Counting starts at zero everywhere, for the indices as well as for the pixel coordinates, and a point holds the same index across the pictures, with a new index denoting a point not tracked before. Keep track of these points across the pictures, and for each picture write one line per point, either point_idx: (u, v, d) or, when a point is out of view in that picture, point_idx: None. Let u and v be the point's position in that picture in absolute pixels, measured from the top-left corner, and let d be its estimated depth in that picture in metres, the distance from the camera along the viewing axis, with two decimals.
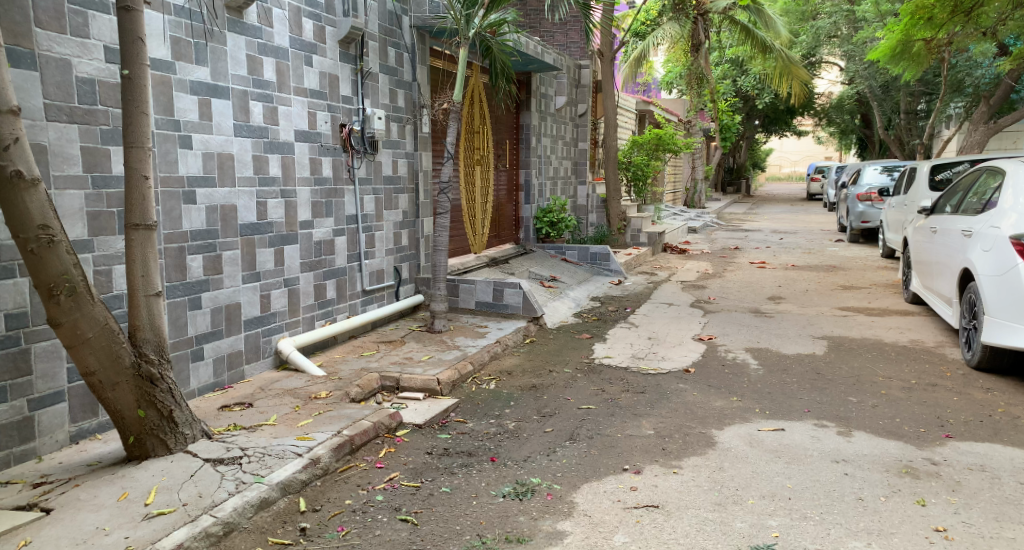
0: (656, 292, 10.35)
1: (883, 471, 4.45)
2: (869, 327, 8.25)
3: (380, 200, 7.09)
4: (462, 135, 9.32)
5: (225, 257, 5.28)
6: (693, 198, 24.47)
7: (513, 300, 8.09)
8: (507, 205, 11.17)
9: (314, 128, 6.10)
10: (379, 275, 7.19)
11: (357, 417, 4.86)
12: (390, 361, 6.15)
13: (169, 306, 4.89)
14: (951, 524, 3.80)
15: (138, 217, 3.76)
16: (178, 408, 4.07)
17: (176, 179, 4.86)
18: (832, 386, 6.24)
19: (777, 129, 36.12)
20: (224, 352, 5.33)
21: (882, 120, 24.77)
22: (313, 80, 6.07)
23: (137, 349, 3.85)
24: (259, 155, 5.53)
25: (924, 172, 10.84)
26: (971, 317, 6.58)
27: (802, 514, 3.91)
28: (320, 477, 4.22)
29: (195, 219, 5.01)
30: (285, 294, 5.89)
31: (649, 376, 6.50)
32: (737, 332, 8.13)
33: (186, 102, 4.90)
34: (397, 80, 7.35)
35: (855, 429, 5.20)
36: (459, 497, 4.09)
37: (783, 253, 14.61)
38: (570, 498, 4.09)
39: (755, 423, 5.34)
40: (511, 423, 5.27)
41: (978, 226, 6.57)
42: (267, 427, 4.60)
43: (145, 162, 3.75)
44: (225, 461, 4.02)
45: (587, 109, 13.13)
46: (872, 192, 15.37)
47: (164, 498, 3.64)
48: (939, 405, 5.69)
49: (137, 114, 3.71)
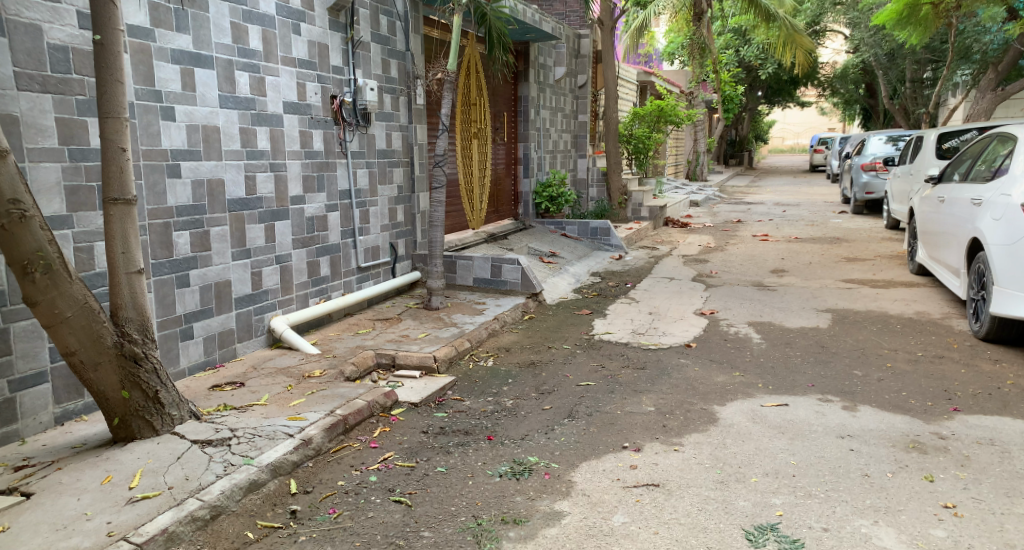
0: (657, 267, 10.21)
1: (889, 446, 4.34)
2: (875, 300, 8.12)
3: (373, 174, 6.93)
4: (457, 107, 9.13)
5: (213, 233, 5.13)
6: (695, 171, 24.29)
7: (511, 276, 7.96)
8: (506, 179, 10.97)
9: (304, 100, 5.93)
10: (374, 252, 7.06)
11: (351, 396, 4.73)
12: (386, 339, 6.03)
13: (156, 285, 4.76)
14: (960, 500, 3.68)
15: (116, 191, 3.61)
16: (164, 389, 3.96)
17: (159, 152, 4.70)
18: (836, 360, 6.13)
19: (781, 100, 35.75)
20: (215, 331, 5.21)
21: (886, 89, 24.46)
22: (301, 50, 5.88)
23: (120, 329, 3.73)
24: (247, 128, 5.37)
25: (930, 140, 10.65)
26: (979, 288, 6.47)
27: (807, 491, 3.80)
28: (313, 458, 4.09)
29: (180, 194, 4.86)
30: (277, 272, 5.76)
31: (650, 351, 6.39)
32: (739, 306, 8.01)
33: (168, 71, 4.73)
34: (390, 50, 7.15)
35: (860, 404, 5.09)
36: (454, 477, 3.98)
37: (786, 226, 14.44)
38: (568, 477, 3.98)
39: (758, 399, 5.24)
40: (509, 400, 5.17)
41: (988, 194, 6.42)
42: (258, 407, 4.48)
43: (122, 134, 3.60)
44: (213, 443, 3.91)
45: (587, 80, 12.90)
46: (876, 162, 15.01)
47: (149, 481, 3.53)
48: (946, 378, 5.57)
49: (113, 82, 3.54)
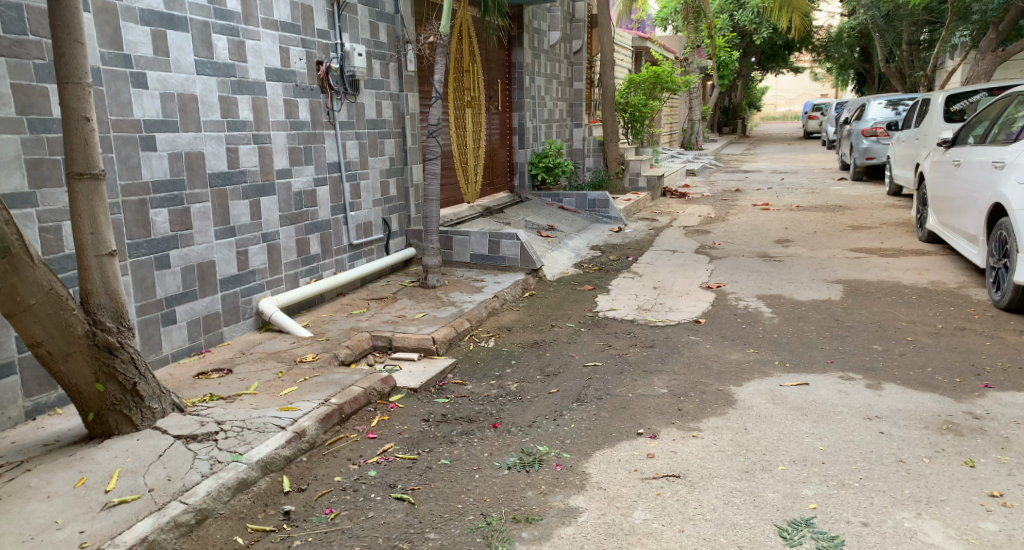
0: (658, 239, 9.89)
1: (922, 428, 4.13)
2: (885, 269, 7.85)
3: (364, 145, 6.57)
4: (450, 74, 8.73)
5: (194, 210, 4.78)
6: (690, 139, 23.92)
7: (510, 252, 7.65)
8: (501, 149, 10.58)
9: (287, 66, 5.56)
10: (366, 228, 6.71)
11: (346, 383, 4.38)
12: (382, 320, 5.72)
13: (133, 267, 4.40)
14: (1007, 488, 3.49)
15: (82, 164, 3.22)
16: (143, 380, 3.60)
17: (131, 123, 4.33)
18: (854, 333, 5.86)
19: (774, 65, 35.34)
20: (199, 315, 4.87)
21: (883, 53, 24.04)
22: (284, 12, 5.49)
23: (91, 317, 3.36)
24: (227, 97, 5.00)
25: (938, 103, 10.36)
26: (1000, 256, 6.23)
27: (840, 481, 3.58)
28: (307, 452, 3.75)
29: (156, 168, 4.51)
30: (264, 251, 5.42)
31: (658, 328, 6.09)
32: (746, 278, 7.71)
33: (138, 33, 4.34)
34: (378, 12, 6.76)
35: (885, 382, 4.85)
36: (459, 470, 3.68)
37: (786, 194, 14.12)
38: (582, 469, 3.70)
39: (776, 377, 4.96)
40: (513, 384, 4.88)
41: (1011, 155, 6.14)
42: (246, 395, 4.11)
43: (85, 102, 3.22)
44: (198, 438, 3.56)
45: (582, 45, 12.48)
46: (878, 127, 14.62)
47: (128, 483, 3.20)
48: (972, 351, 5.36)
49: (71, 42, 3.15)
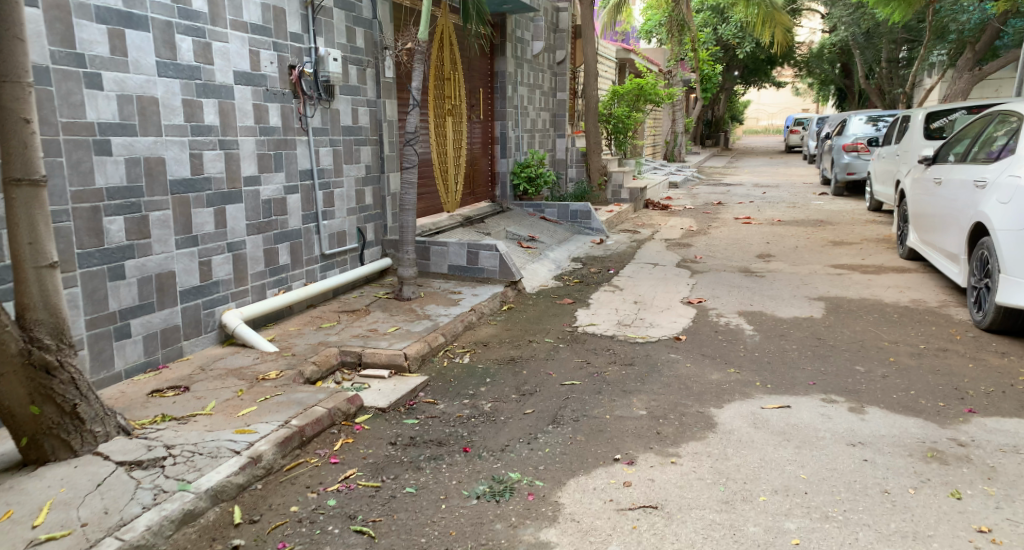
0: (639, 252, 9.76)
1: (906, 456, 3.99)
2: (867, 286, 7.75)
3: (338, 152, 6.37)
4: (430, 82, 8.57)
5: (152, 218, 4.55)
6: (673, 152, 23.93)
7: (489, 263, 7.47)
8: (482, 159, 10.41)
9: (257, 70, 5.35)
10: (339, 238, 6.50)
11: (309, 403, 4.16)
12: (352, 335, 5.50)
13: (84, 278, 4.17)
14: (995, 522, 3.35)
15: (19, 170, 3.00)
16: (84, 402, 3.36)
17: (83, 125, 4.10)
18: (836, 353, 5.72)
19: (756, 80, 35.53)
20: (156, 328, 4.63)
21: (863, 69, 24.27)
22: (254, 14, 5.29)
23: (28, 334, 3.13)
24: (191, 100, 4.78)
25: (918, 120, 10.32)
26: (982, 276, 6.13)
27: (823, 513, 3.42)
28: (263, 479, 3.53)
29: (111, 173, 4.28)
30: (229, 261, 5.19)
31: (638, 345, 5.92)
32: (727, 294, 7.57)
33: (93, 32, 4.12)
34: (355, 17, 6.57)
35: (868, 405, 4.70)
36: (425, 500, 3.47)
37: (768, 208, 14.05)
38: (554, 498, 3.51)
39: (757, 400, 4.80)
40: (487, 404, 4.68)
41: (992, 175, 6.07)
42: (201, 417, 3.88)
43: (25, 102, 3.00)
44: (143, 464, 3.33)
45: (565, 56, 12.37)
46: (858, 142, 14.63)
47: (59, 517, 2.97)
48: (955, 374, 5.23)
49: (11, 39, 2.94)
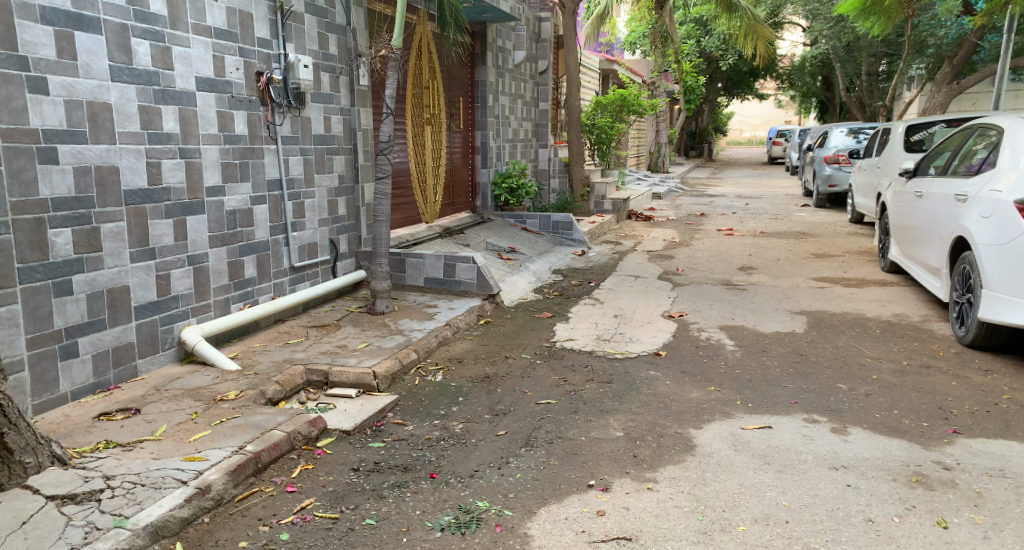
0: (621, 264, 9.58)
1: (891, 481, 3.83)
2: (849, 299, 7.63)
3: (309, 161, 6.17)
4: (408, 90, 8.40)
5: (104, 230, 4.33)
6: (658, 162, 23.84)
7: (467, 276, 7.27)
8: (462, 169, 10.22)
9: (221, 76, 5.15)
10: (310, 250, 6.28)
11: (268, 426, 3.94)
12: (319, 351, 5.28)
13: (25, 294, 3.94)
14: None
15: None
16: (14, 431, 3.14)
17: (26, 132, 3.89)
18: (818, 371, 5.56)
19: (740, 91, 35.61)
20: (108, 346, 4.40)
21: (843, 82, 24.45)
22: (218, 18, 5.09)
23: None
24: (148, 107, 4.57)
25: (899, 132, 10.23)
26: (964, 291, 6.01)
27: (805, 544, 3.25)
28: (211, 511, 3.31)
29: (57, 183, 4.06)
30: (189, 274, 4.97)
31: (617, 362, 5.74)
32: (709, 308, 7.42)
33: (37, 34, 3.91)
34: (328, 23, 6.39)
35: (851, 425, 4.55)
36: (385, 533, 3.26)
37: (750, 219, 13.93)
38: (523, 530, 3.32)
39: (738, 420, 4.63)
40: (458, 425, 4.48)
41: (974, 189, 5.97)
42: (149, 443, 3.66)
43: None
44: (77, 499, 3.12)
45: (547, 66, 12.24)
46: (840, 155, 14.56)
47: None
48: (938, 392, 5.09)
49: None
